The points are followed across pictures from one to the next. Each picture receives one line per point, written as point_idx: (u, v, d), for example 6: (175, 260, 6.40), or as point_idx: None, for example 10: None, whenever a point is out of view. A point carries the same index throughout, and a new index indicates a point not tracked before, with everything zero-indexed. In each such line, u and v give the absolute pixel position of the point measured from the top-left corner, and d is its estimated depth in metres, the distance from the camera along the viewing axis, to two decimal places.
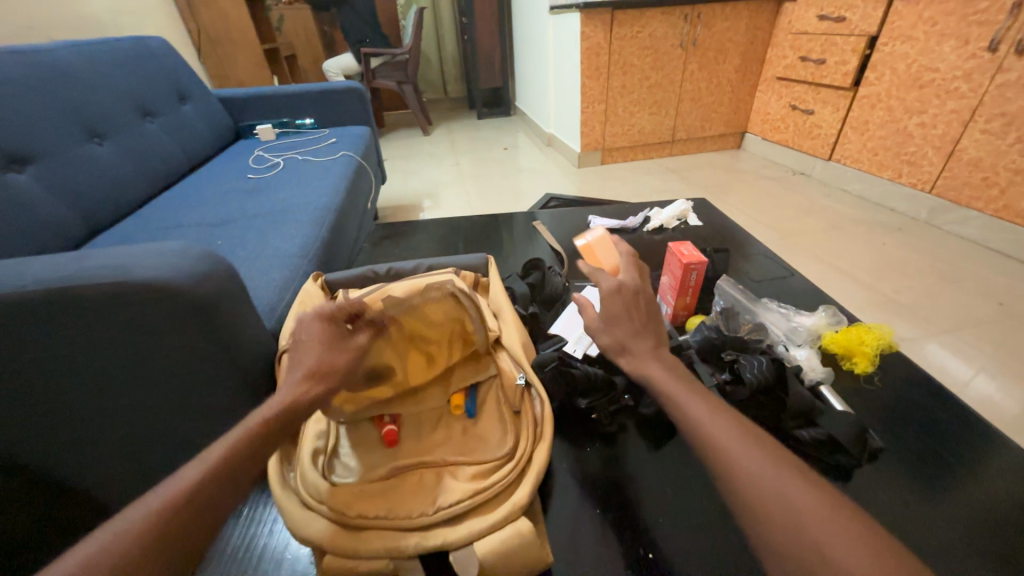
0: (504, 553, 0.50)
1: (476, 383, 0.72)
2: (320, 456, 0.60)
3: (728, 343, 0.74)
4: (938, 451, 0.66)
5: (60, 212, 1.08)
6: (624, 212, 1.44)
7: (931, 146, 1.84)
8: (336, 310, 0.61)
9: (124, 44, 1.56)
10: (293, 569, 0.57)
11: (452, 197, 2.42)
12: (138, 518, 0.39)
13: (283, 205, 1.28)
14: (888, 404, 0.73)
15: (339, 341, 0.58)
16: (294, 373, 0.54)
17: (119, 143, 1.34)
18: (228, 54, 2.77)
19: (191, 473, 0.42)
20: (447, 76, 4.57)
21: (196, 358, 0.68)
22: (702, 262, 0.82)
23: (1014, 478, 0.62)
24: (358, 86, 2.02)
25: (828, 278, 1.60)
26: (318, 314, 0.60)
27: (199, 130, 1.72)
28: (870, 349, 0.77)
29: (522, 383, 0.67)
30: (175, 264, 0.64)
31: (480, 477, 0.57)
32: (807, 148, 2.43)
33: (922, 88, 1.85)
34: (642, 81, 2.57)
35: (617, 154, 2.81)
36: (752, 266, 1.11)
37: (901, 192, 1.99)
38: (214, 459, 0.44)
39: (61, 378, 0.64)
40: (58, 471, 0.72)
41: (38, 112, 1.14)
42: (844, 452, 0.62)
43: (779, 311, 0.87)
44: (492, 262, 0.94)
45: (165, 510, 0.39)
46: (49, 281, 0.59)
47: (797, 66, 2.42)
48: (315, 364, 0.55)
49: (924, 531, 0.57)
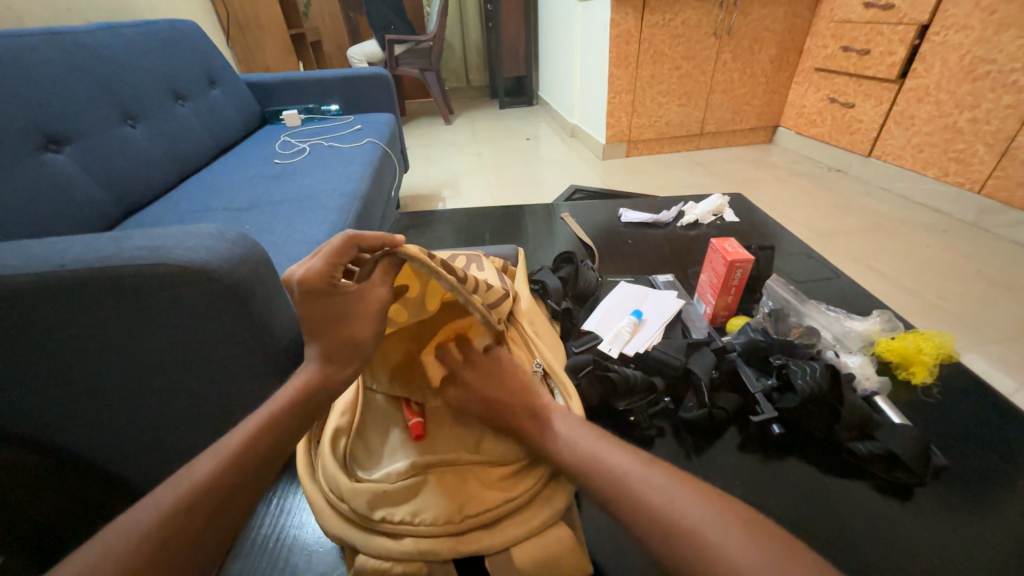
0: (542, 563, 0.49)
1: None
2: (343, 437, 0.57)
3: (776, 347, 0.71)
4: (1001, 468, 0.61)
5: (94, 192, 1.09)
6: (655, 206, 1.39)
7: (983, 143, 1.73)
8: (330, 269, 0.54)
9: (157, 26, 1.56)
10: (323, 564, 0.56)
11: (474, 187, 2.39)
12: (152, 516, 0.42)
13: (309, 191, 1.27)
14: (947, 417, 0.68)
15: (345, 306, 0.53)
16: (314, 354, 0.55)
17: (151, 125, 1.34)
18: (255, 39, 2.78)
19: (205, 464, 0.45)
20: (469, 64, 4.51)
21: (229, 343, 0.68)
22: (749, 260, 0.78)
23: None
24: (384, 72, 1.99)
25: (867, 281, 1.52)
26: (304, 284, 0.52)
27: (227, 114, 1.72)
28: (929, 359, 0.72)
29: (539, 372, 0.65)
30: (211, 246, 0.63)
31: (505, 482, 0.54)
32: (845, 143, 2.32)
33: (976, 81, 1.73)
34: (672, 71, 2.49)
35: (643, 146, 2.74)
36: (792, 266, 1.05)
37: (947, 192, 1.88)
38: (229, 451, 0.47)
39: (97, 358, 0.64)
40: (91, 450, 0.72)
41: (75, 93, 1.14)
42: (905, 469, 0.59)
43: (828, 314, 0.83)
44: (523, 253, 0.91)
45: (176, 506, 0.42)
46: (89, 262, 0.58)
47: (838, 56, 2.30)
48: (326, 348, 0.54)
49: (993, 560, 0.52)
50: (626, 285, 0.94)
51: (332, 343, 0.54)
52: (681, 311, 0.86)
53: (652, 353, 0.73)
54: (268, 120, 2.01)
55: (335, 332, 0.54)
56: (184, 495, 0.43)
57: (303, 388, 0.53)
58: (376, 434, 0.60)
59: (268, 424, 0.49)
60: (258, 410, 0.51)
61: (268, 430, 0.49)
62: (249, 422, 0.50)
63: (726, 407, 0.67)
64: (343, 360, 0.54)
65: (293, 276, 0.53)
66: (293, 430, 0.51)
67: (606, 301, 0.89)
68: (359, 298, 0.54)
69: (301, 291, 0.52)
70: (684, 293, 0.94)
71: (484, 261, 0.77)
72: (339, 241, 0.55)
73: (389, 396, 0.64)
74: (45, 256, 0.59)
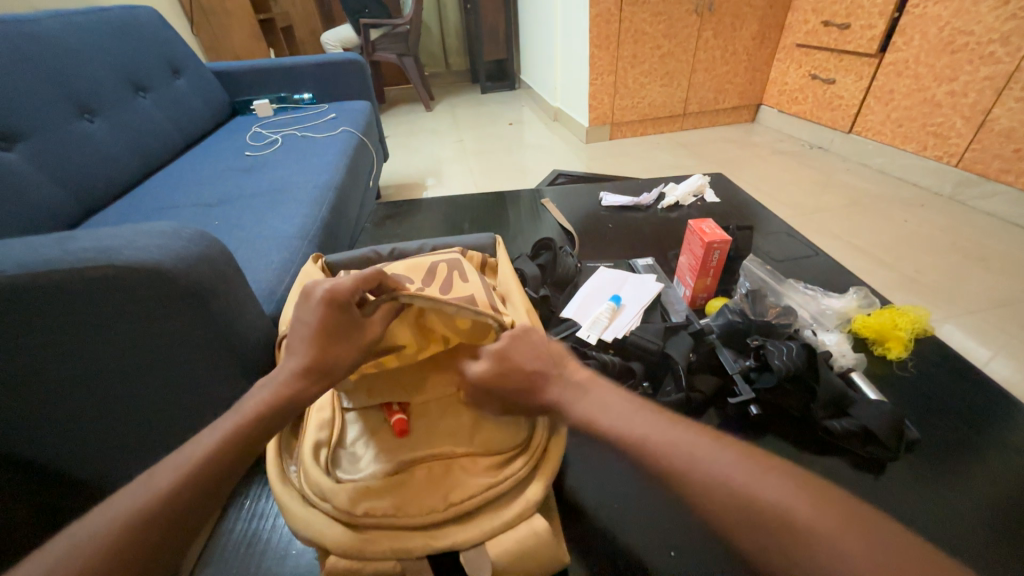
0: (519, 556, 0.48)
1: None
2: (323, 450, 0.56)
3: (753, 328, 0.70)
4: (970, 437, 0.62)
5: (50, 191, 1.04)
6: (636, 189, 1.38)
7: (960, 116, 1.74)
8: (346, 294, 0.53)
9: (112, 14, 1.47)
10: (297, 565, 0.55)
11: (456, 175, 2.35)
12: (102, 534, 0.39)
13: (281, 183, 1.23)
14: (920, 390, 0.69)
15: (345, 331, 0.53)
16: (289, 364, 0.51)
17: (111, 119, 1.28)
18: (222, 26, 2.67)
19: (160, 481, 0.42)
20: (448, 48, 4.39)
21: (194, 345, 0.66)
22: (726, 241, 0.77)
23: None
24: (359, 58, 1.93)
25: (848, 257, 1.53)
26: (321, 301, 0.52)
27: (194, 105, 1.65)
28: (904, 334, 0.72)
29: None
30: (166, 246, 0.60)
31: (491, 470, 0.54)
32: (827, 120, 2.32)
33: (954, 53, 1.73)
34: (654, 50, 2.44)
35: (626, 128, 2.71)
36: (771, 245, 1.05)
37: (926, 166, 1.90)
38: (187, 467, 0.43)
39: (54, 367, 0.61)
40: (55, 462, 0.70)
41: (25, 87, 1.08)
42: (879, 444, 0.59)
43: (806, 292, 0.83)
44: (500, 242, 0.88)
45: (127, 525, 0.39)
46: (34, 267, 0.55)
47: (819, 32, 2.28)
48: (308, 360, 0.51)
49: (962, 527, 0.53)
50: (606, 269, 0.93)
51: (315, 356, 0.51)
52: (661, 294, 0.86)
53: (630, 338, 0.72)
54: (239, 111, 1.94)
55: (324, 348, 0.52)
56: (132, 516, 0.40)
57: (281, 399, 0.49)
58: (360, 436, 0.58)
59: (230, 439, 0.45)
60: (221, 422, 0.47)
61: (233, 442, 0.45)
62: (212, 432, 0.46)
63: (704, 389, 0.66)
64: (321, 375, 0.51)
65: (318, 287, 0.54)
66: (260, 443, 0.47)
67: (585, 288, 0.88)
68: (360, 327, 0.54)
69: (323, 304, 0.52)
70: (663, 277, 0.94)
71: (465, 265, 0.77)
72: (372, 274, 0.58)
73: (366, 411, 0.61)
74: None
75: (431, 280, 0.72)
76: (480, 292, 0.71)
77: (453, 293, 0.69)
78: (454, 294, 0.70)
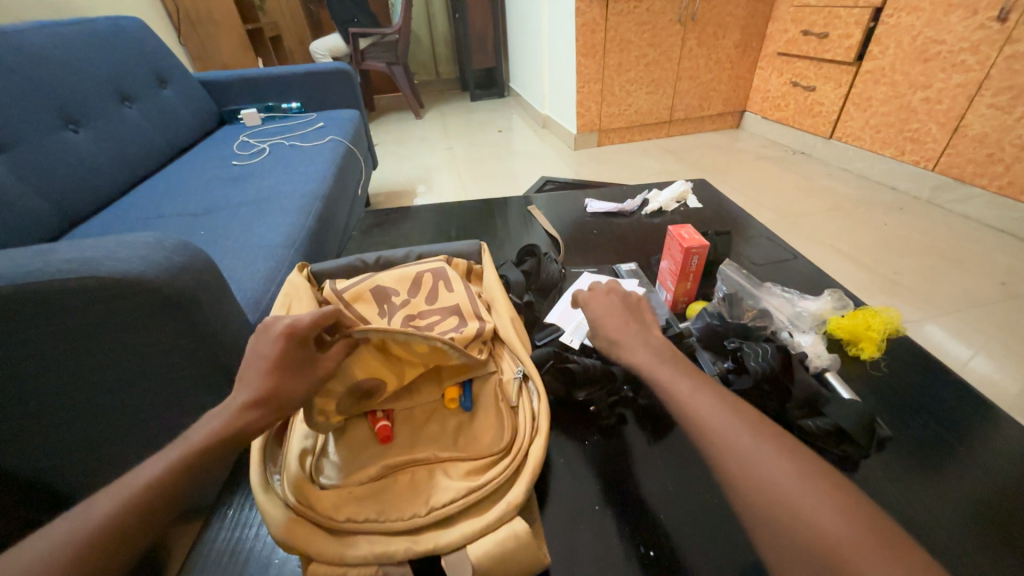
0: (498, 561, 0.48)
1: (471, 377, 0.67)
2: (309, 456, 0.57)
3: (731, 331, 0.72)
4: (941, 434, 0.64)
5: (33, 202, 1.03)
6: (622, 195, 1.40)
7: (934, 122, 1.79)
8: (305, 328, 0.55)
9: (98, 24, 1.47)
10: (281, 573, 0.55)
11: (446, 182, 2.36)
12: (38, 557, 0.36)
13: (268, 192, 1.23)
14: (894, 390, 0.71)
15: (298, 365, 0.53)
16: (239, 397, 0.49)
17: (96, 130, 1.27)
18: (210, 35, 2.67)
19: (100, 507, 0.40)
20: (438, 56, 4.43)
21: (178, 355, 0.66)
22: (704, 246, 0.79)
23: (1009, 454, 0.62)
24: (347, 67, 1.94)
25: (829, 260, 1.57)
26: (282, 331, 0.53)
27: (180, 114, 1.65)
28: (877, 335, 0.75)
29: (519, 377, 0.65)
30: (149, 256, 0.61)
31: (473, 475, 0.55)
32: (808, 126, 2.38)
33: (927, 61, 1.78)
34: (639, 59, 2.49)
35: (613, 135, 2.75)
36: (752, 249, 1.08)
37: (904, 170, 1.95)
38: (130, 493, 0.41)
39: (33, 380, 0.61)
40: (35, 474, 0.69)
41: (8, 98, 1.08)
42: (851, 442, 0.60)
43: (783, 296, 0.85)
44: (486, 248, 0.89)
45: (68, 547, 0.37)
46: (12, 278, 0.55)
47: (799, 40, 2.34)
48: (258, 390, 0.49)
49: (934, 524, 0.54)
50: (590, 275, 0.94)
51: (269, 388, 0.50)
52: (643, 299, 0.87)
53: None
54: (226, 120, 1.94)
55: (280, 380, 0.51)
56: (67, 548, 0.37)
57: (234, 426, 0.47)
58: (343, 443, 0.59)
59: (182, 458, 0.43)
60: (175, 441, 0.45)
61: (187, 461, 0.43)
62: (165, 452, 0.44)
63: None
64: (273, 405, 0.50)
65: (280, 321, 0.54)
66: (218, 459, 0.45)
67: (567, 292, 0.88)
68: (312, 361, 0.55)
69: (282, 338, 0.53)
70: (646, 282, 0.95)
71: (450, 273, 0.78)
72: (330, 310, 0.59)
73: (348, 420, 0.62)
74: None
75: (417, 290, 0.75)
76: (464, 302, 0.73)
77: (437, 305, 0.73)
78: (438, 306, 0.73)
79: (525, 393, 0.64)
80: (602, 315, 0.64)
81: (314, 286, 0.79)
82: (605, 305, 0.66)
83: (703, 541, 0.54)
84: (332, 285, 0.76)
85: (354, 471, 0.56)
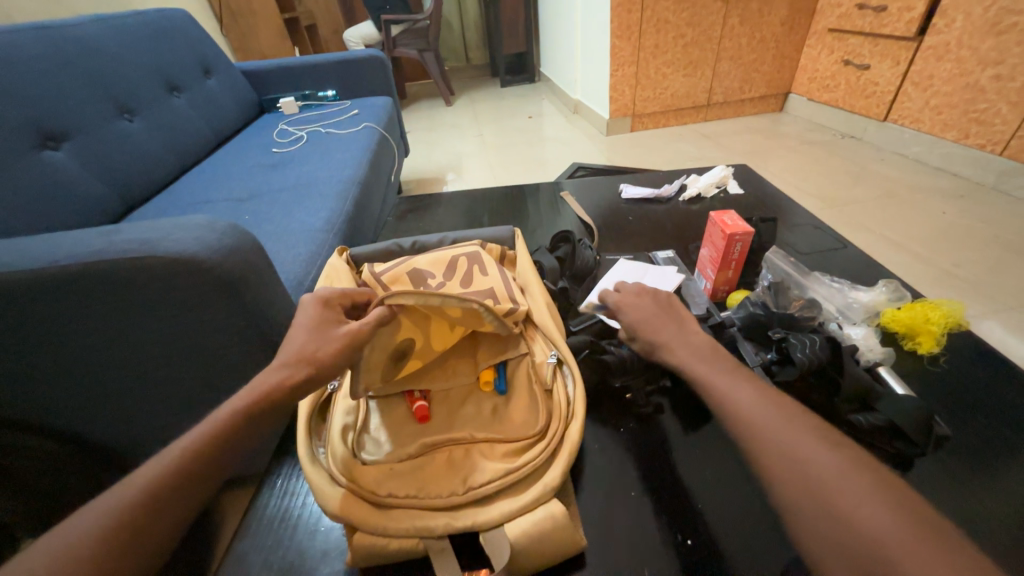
0: (536, 540, 0.48)
1: (505, 360, 0.68)
2: (350, 432, 0.58)
3: (776, 321, 0.69)
4: (1005, 435, 0.60)
5: (95, 187, 1.10)
6: (658, 181, 1.36)
7: (1005, 102, 1.64)
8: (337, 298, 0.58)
9: (147, 17, 1.53)
10: (326, 541, 0.57)
11: (477, 169, 2.36)
12: (98, 520, 0.39)
13: (307, 178, 1.26)
14: (952, 386, 0.67)
15: (330, 326, 0.54)
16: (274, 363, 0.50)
17: (148, 118, 1.34)
18: (250, 26, 2.75)
19: (140, 479, 0.41)
20: (469, 42, 4.39)
21: (229, 332, 0.70)
22: (748, 232, 0.76)
23: None
24: (381, 54, 1.96)
25: (880, 251, 1.48)
26: (320, 300, 0.57)
27: (224, 104, 1.71)
28: (936, 329, 0.70)
29: (554, 361, 0.64)
30: (205, 237, 0.64)
31: (509, 457, 0.56)
32: (860, 108, 2.23)
33: (1000, 35, 1.63)
34: (677, 39, 2.39)
35: (647, 120, 2.67)
36: (798, 237, 1.03)
37: (966, 155, 1.80)
38: (174, 459, 0.42)
39: (102, 351, 0.66)
40: (104, 437, 0.75)
41: (71, 90, 1.14)
42: (905, 440, 0.57)
43: (832, 286, 0.81)
44: (520, 234, 0.89)
45: (123, 510, 0.39)
46: (81, 257, 0.59)
47: (853, 15, 2.19)
48: (299, 349, 0.50)
49: (994, 527, 0.52)
50: (626, 262, 0.92)
51: (315, 349, 0.51)
52: (682, 286, 0.84)
53: None
54: (266, 108, 2.00)
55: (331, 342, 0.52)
56: (114, 517, 0.39)
57: (263, 388, 0.47)
58: (383, 423, 0.60)
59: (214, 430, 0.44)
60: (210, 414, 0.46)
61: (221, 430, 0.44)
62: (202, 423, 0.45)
63: None
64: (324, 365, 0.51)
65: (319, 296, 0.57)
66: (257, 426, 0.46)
67: (603, 280, 0.87)
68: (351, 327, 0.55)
69: (316, 306, 0.55)
70: (684, 269, 0.93)
71: (485, 257, 0.78)
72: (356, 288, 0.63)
73: (387, 400, 0.63)
74: (40, 251, 0.60)
75: (452, 272, 0.75)
76: (499, 284, 0.73)
77: (473, 286, 0.72)
78: (474, 287, 0.72)
79: (560, 377, 0.64)
80: (640, 322, 0.62)
81: (354, 268, 0.81)
82: (640, 309, 0.64)
83: (744, 533, 0.53)
84: (370, 267, 0.78)
85: (395, 449, 0.57)
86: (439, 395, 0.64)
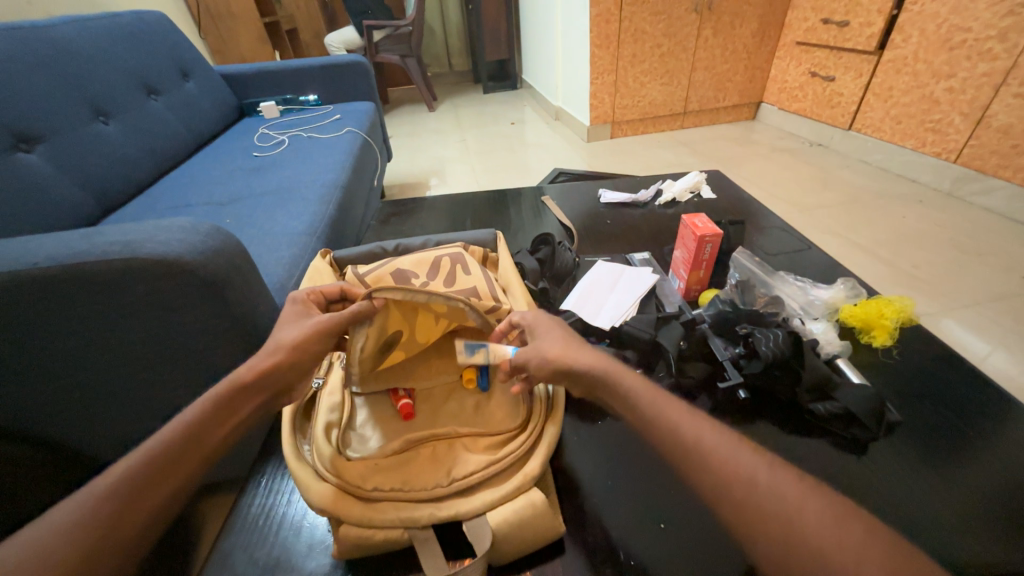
0: (517, 526, 0.50)
1: None
2: (334, 430, 0.59)
3: (742, 317, 0.74)
4: (951, 419, 0.65)
5: (69, 190, 1.08)
6: (635, 185, 1.41)
7: (958, 112, 1.75)
8: (316, 294, 0.64)
9: (123, 19, 1.51)
10: (311, 537, 0.58)
11: (459, 173, 2.39)
12: (74, 515, 0.38)
13: (288, 182, 1.27)
14: (904, 375, 0.72)
15: (302, 316, 0.59)
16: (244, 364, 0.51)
17: (124, 121, 1.32)
18: (229, 29, 2.72)
19: (115, 475, 0.41)
20: (451, 49, 4.43)
21: (212, 334, 0.70)
22: (717, 234, 0.80)
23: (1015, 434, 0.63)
24: (363, 59, 1.97)
25: (845, 253, 1.56)
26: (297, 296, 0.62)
27: (203, 108, 1.69)
28: (889, 323, 0.75)
29: None
30: (187, 239, 0.64)
31: (492, 449, 0.58)
32: (827, 117, 2.34)
33: (952, 50, 1.74)
34: (654, 49, 2.47)
35: (626, 127, 2.74)
36: (766, 239, 1.08)
37: (924, 162, 1.91)
38: (149, 452, 0.43)
39: (79, 354, 0.65)
40: (81, 442, 0.74)
41: (43, 91, 1.12)
42: (861, 426, 0.62)
43: (796, 284, 0.86)
44: (501, 237, 0.92)
45: (100, 502, 0.39)
46: (61, 259, 0.59)
47: (819, 29, 2.30)
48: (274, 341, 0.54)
49: (942, 504, 0.56)
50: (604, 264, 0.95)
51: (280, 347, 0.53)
52: (656, 286, 0.88)
53: (624, 327, 0.75)
54: (246, 112, 1.98)
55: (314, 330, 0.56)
56: (93, 509, 0.39)
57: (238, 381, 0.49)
58: (369, 421, 0.62)
59: (185, 430, 0.44)
60: (187, 409, 0.46)
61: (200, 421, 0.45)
62: (178, 418, 0.46)
63: (696, 375, 0.70)
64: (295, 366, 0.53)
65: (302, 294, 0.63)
66: (227, 424, 0.47)
67: (582, 280, 0.90)
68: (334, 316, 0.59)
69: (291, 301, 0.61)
70: (658, 270, 0.97)
71: (467, 259, 0.80)
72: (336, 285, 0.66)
73: (372, 397, 0.65)
74: (17, 254, 0.59)
75: (435, 273, 0.76)
76: (482, 285, 0.76)
77: (456, 287, 0.74)
78: (457, 287, 0.74)
79: None
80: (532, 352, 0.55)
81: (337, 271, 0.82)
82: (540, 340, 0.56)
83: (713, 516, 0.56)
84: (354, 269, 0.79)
85: (378, 447, 0.58)
86: (422, 393, 0.67)
